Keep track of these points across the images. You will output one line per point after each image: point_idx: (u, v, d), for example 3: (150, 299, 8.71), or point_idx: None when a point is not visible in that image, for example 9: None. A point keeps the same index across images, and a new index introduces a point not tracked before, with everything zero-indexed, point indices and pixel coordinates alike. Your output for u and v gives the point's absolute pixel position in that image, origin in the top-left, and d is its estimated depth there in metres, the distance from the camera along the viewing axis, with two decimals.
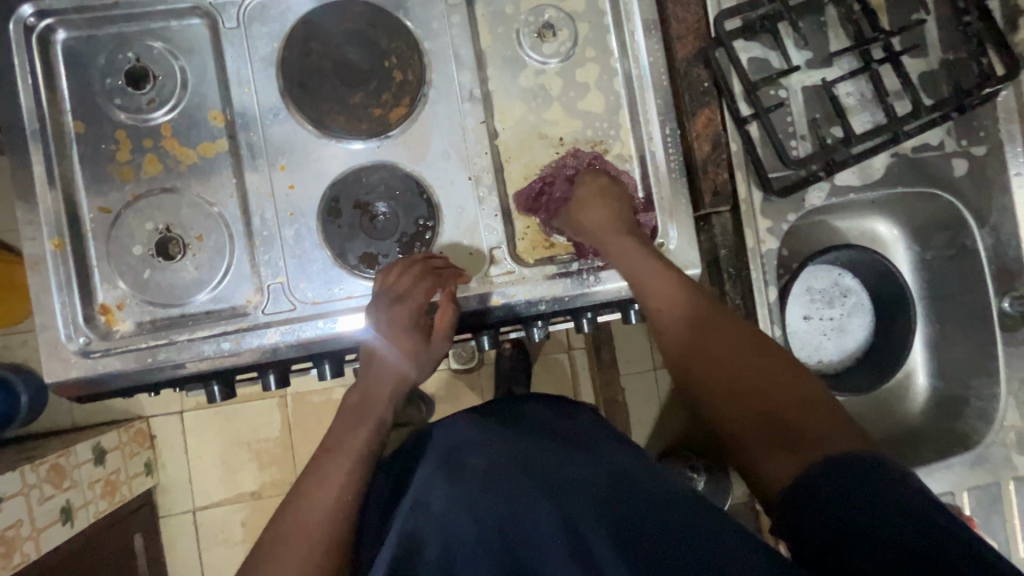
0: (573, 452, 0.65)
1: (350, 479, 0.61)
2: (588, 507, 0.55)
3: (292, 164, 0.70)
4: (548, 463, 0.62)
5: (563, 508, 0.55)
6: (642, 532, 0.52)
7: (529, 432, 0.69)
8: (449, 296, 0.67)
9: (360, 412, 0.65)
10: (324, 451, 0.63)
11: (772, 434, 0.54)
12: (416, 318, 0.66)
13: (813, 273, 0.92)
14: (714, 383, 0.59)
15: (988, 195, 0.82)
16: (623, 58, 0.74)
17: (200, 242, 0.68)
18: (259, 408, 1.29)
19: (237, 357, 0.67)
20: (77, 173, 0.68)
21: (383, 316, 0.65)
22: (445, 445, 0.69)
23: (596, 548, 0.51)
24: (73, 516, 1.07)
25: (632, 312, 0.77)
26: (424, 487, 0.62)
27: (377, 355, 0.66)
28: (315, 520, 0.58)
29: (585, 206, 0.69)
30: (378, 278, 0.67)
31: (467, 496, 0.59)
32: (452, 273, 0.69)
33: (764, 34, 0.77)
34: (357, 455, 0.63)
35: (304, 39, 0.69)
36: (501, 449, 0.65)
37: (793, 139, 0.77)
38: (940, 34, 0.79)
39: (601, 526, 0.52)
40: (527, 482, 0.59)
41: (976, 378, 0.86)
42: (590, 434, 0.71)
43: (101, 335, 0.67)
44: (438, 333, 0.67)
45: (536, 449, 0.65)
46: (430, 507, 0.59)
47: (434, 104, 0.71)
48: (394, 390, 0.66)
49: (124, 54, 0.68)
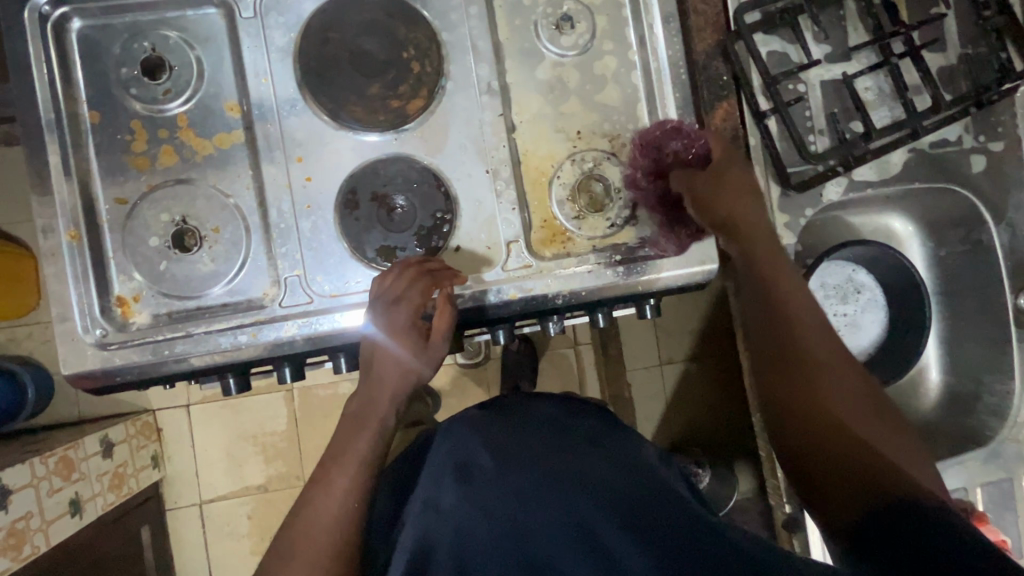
0: (582, 447, 0.64)
1: (355, 485, 0.61)
2: (599, 501, 0.55)
3: (309, 156, 0.69)
4: (555, 458, 0.61)
5: (571, 503, 0.55)
6: (657, 530, 0.52)
7: (539, 426, 0.68)
8: (446, 297, 0.66)
9: (361, 420, 0.65)
10: (333, 451, 0.64)
11: (848, 461, 0.55)
12: (414, 319, 0.65)
13: (827, 269, 0.92)
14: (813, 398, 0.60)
15: (1004, 191, 0.82)
16: (642, 50, 0.73)
17: (216, 234, 0.68)
18: (266, 402, 1.28)
19: (253, 350, 0.67)
20: (92, 163, 0.67)
21: (380, 319, 0.65)
22: (454, 443, 0.67)
23: (612, 544, 0.51)
24: (81, 508, 1.07)
25: (647, 307, 0.76)
26: (432, 489, 0.61)
27: (378, 358, 0.65)
28: (322, 528, 0.59)
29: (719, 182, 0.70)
30: (375, 281, 0.66)
31: (478, 496, 0.57)
32: (448, 274, 0.68)
33: (784, 28, 0.76)
34: (361, 460, 0.63)
35: (322, 30, 0.68)
36: (507, 445, 0.64)
37: (811, 133, 0.77)
38: (959, 28, 0.78)
39: (615, 522, 0.53)
40: (535, 476, 0.58)
41: (990, 374, 0.86)
42: (601, 430, 0.70)
43: (118, 327, 0.67)
44: (437, 333, 0.66)
45: (549, 446, 0.64)
46: (440, 508, 0.58)
47: (452, 96, 0.71)
48: (398, 390, 0.65)
49: (140, 43, 0.67)
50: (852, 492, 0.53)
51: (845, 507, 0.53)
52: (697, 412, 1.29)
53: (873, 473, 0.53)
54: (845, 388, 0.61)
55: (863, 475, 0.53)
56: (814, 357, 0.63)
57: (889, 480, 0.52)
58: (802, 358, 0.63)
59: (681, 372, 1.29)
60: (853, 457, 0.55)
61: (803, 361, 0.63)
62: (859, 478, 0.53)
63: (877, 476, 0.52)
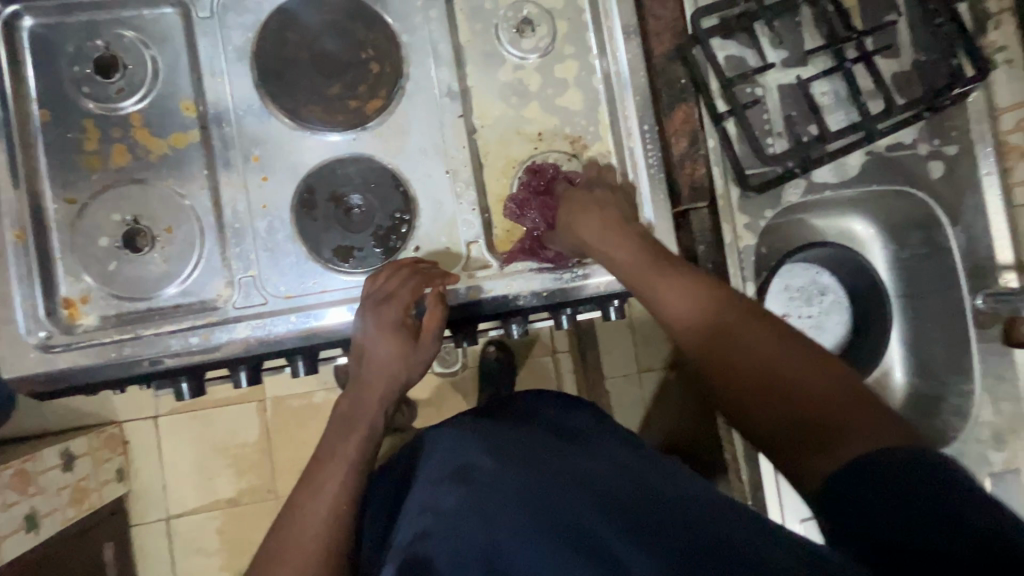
0: (584, 452, 0.60)
1: (344, 491, 0.58)
2: (600, 503, 0.49)
3: (266, 156, 0.69)
4: (544, 462, 0.56)
5: (562, 504, 0.49)
6: (656, 522, 0.47)
7: (541, 432, 0.64)
8: (438, 295, 0.65)
9: (349, 422, 0.62)
10: (321, 461, 0.60)
11: (792, 421, 0.49)
12: (404, 317, 0.63)
13: (791, 271, 0.92)
14: (747, 384, 0.52)
15: (961, 193, 0.83)
16: (602, 55, 0.74)
17: (169, 234, 0.67)
18: (235, 414, 1.26)
19: (206, 353, 0.66)
20: (42, 162, 0.66)
21: (369, 317, 0.63)
22: (449, 448, 0.62)
23: (608, 540, 0.45)
24: (38, 524, 1.03)
25: (611, 309, 0.77)
26: (430, 493, 0.56)
27: (367, 357, 0.63)
28: (312, 535, 0.55)
29: (577, 218, 0.66)
30: (368, 279, 0.66)
31: (477, 497, 0.52)
32: (440, 272, 0.66)
33: (741, 34, 0.77)
34: (350, 466, 0.59)
35: (279, 30, 0.68)
36: (508, 449, 0.58)
37: (769, 136, 0.78)
38: (912, 37, 0.80)
39: (607, 512, 0.48)
40: (533, 479, 0.53)
41: (951, 375, 0.86)
42: (604, 435, 0.66)
43: (63, 329, 0.65)
44: (427, 334, 0.64)
45: (549, 449, 0.59)
46: (439, 510, 0.53)
47: (411, 97, 0.71)
48: (387, 391, 0.63)
49: (94, 42, 0.67)
50: (812, 454, 0.47)
51: (814, 469, 0.47)
52: (678, 421, 1.28)
53: (824, 433, 0.47)
54: (758, 342, 0.53)
55: (812, 436, 0.48)
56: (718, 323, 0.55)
57: (842, 430, 0.47)
58: (718, 332, 0.54)
59: (659, 379, 1.29)
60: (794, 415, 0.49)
61: (711, 330, 0.55)
62: (813, 443, 0.47)
63: (831, 427, 0.47)
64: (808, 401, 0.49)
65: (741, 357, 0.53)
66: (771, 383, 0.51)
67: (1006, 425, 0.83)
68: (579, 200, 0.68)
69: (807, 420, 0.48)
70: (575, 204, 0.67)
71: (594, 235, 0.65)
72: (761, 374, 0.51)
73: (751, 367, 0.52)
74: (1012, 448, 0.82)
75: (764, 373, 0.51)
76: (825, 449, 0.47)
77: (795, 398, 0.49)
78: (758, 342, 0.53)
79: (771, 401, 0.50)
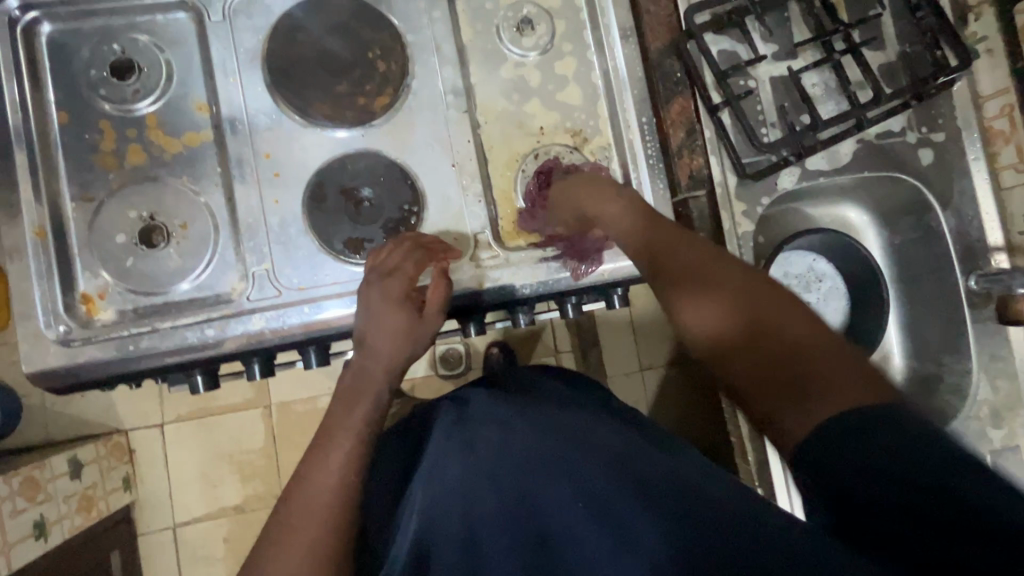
0: (587, 421, 0.61)
1: (352, 460, 0.58)
2: (606, 467, 0.50)
3: (277, 152, 0.71)
4: (552, 426, 0.58)
5: (571, 476, 0.50)
6: (662, 485, 0.48)
7: (545, 403, 0.65)
8: (442, 271, 0.67)
9: (356, 393, 0.62)
10: (324, 435, 0.60)
11: (771, 369, 0.46)
12: (409, 291, 0.65)
13: (789, 259, 0.94)
14: (730, 329, 0.49)
15: (950, 178, 0.85)
16: (599, 52, 0.77)
17: (184, 230, 0.68)
18: (242, 421, 1.26)
19: (221, 344, 0.67)
20: (60, 163, 0.68)
21: (376, 291, 0.65)
22: (451, 423, 0.63)
23: (623, 509, 0.46)
24: (47, 531, 1.03)
25: (615, 296, 0.80)
26: (437, 461, 0.59)
27: (369, 333, 0.64)
28: (324, 502, 0.55)
29: (579, 190, 0.68)
30: (371, 255, 0.68)
31: (487, 469, 0.54)
32: (444, 249, 0.70)
33: (733, 29, 0.80)
34: (358, 436, 0.60)
35: (289, 32, 0.71)
36: (514, 421, 0.59)
37: (763, 126, 0.81)
38: (896, 29, 0.83)
39: (612, 474, 0.49)
40: (541, 449, 0.54)
41: (948, 356, 0.89)
42: (604, 412, 0.68)
43: (81, 323, 0.66)
44: (431, 307, 0.66)
45: (553, 418, 0.60)
46: (444, 480, 0.56)
47: (417, 94, 0.73)
48: (391, 364, 0.64)
49: (110, 46, 0.69)
50: (788, 405, 0.44)
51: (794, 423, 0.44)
52: (681, 417, 1.30)
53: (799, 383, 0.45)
54: (752, 290, 0.50)
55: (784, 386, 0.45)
56: (711, 271, 0.53)
57: (820, 382, 0.44)
58: (709, 278, 0.52)
59: (661, 376, 1.30)
60: (779, 380, 0.45)
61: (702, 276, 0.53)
62: (784, 391, 0.45)
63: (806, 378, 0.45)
64: (797, 350, 0.46)
65: (727, 299, 0.51)
66: (754, 330, 0.48)
67: (1004, 403, 0.84)
68: (584, 179, 0.68)
69: (784, 369, 0.46)
70: (578, 181, 0.69)
71: (612, 211, 0.63)
72: (747, 318, 0.49)
73: (734, 312, 0.50)
74: (1010, 426, 0.84)
75: (750, 319, 0.49)
76: (796, 402, 0.44)
77: (779, 349, 0.46)
78: (751, 290, 0.50)
79: (752, 347, 0.48)
